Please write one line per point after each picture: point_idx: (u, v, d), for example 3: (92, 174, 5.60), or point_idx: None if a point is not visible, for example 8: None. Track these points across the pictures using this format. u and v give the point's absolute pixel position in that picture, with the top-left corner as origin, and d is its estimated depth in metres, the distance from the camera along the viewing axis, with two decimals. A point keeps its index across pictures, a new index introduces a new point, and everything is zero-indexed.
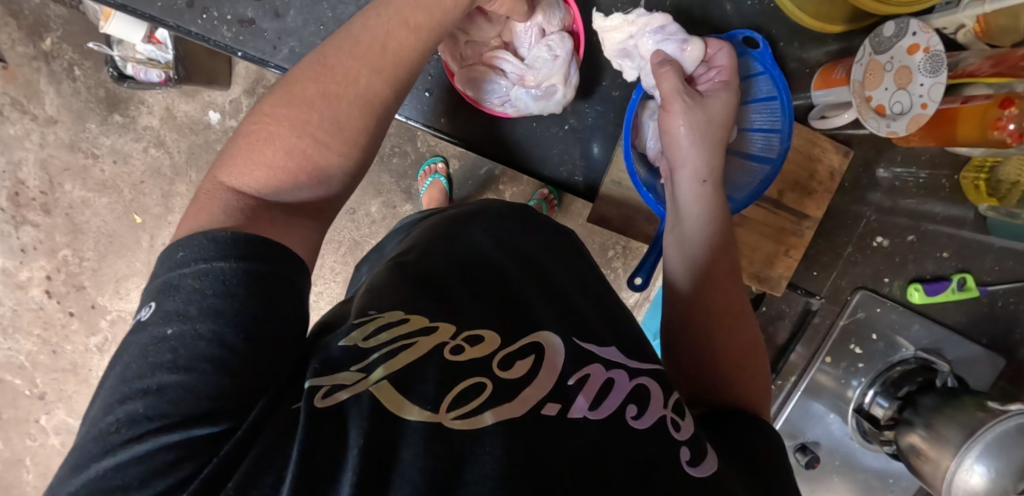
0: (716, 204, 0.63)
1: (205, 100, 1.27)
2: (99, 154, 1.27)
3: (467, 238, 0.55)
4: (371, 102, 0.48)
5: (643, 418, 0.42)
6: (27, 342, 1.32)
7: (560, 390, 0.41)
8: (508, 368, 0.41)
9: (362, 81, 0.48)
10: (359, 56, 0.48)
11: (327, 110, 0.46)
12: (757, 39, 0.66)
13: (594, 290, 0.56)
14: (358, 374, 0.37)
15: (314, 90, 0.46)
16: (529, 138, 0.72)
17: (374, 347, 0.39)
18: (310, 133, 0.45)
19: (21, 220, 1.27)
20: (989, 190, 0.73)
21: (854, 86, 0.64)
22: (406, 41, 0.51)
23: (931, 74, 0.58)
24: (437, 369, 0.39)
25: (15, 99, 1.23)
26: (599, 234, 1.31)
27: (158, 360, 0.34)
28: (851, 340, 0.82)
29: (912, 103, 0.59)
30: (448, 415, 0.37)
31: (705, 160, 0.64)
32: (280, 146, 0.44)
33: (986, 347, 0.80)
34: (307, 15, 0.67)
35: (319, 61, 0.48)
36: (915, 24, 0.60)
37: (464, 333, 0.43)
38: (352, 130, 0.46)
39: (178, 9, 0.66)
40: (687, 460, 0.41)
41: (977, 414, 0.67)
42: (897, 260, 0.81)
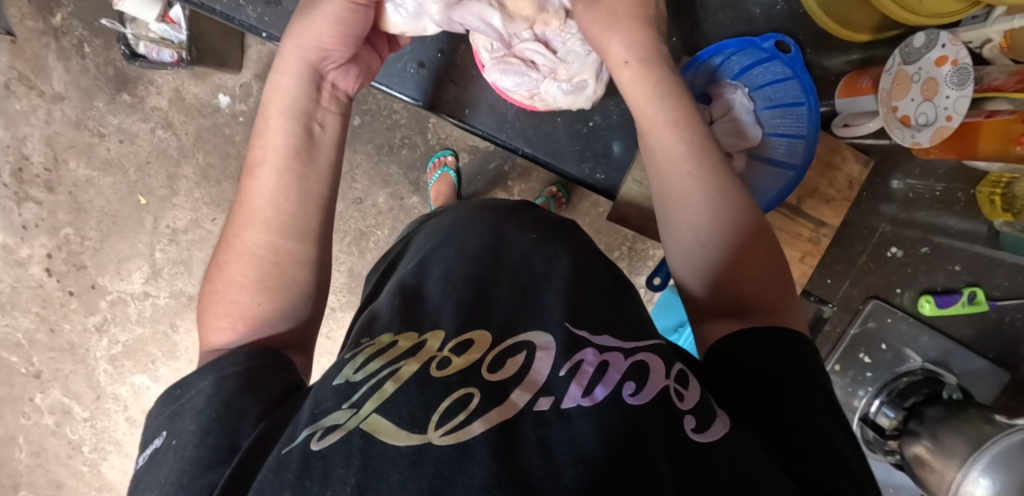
0: (650, 79, 0.57)
1: (214, 83, 1.26)
2: (105, 133, 1.25)
3: (460, 245, 0.55)
4: (259, 253, 0.50)
5: (642, 393, 0.41)
6: (25, 319, 1.30)
7: (551, 382, 0.42)
8: (495, 371, 0.42)
9: (242, 239, 0.50)
10: (242, 221, 0.51)
11: (227, 278, 0.49)
12: (790, 43, 0.67)
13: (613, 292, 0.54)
14: (349, 411, 0.39)
15: (226, 271, 0.50)
16: (552, 135, 0.72)
17: (362, 380, 0.41)
18: (228, 298, 0.49)
19: (23, 196, 1.26)
20: (1004, 205, 0.71)
21: (881, 95, 0.65)
22: (262, 182, 0.51)
23: (958, 86, 0.58)
24: (427, 391, 0.40)
25: (22, 73, 1.21)
26: (606, 234, 1.31)
27: (167, 461, 0.41)
28: (861, 349, 0.84)
29: (937, 114, 0.60)
30: (436, 432, 0.37)
31: (624, 38, 0.58)
32: (213, 314, 0.49)
33: (992, 362, 0.79)
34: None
35: (225, 244, 0.51)
36: (946, 35, 0.59)
37: (451, 344, 0.44)
38: (257, 281, 0.49)
39: None
40: (692, 427, 0.41)
41: (984, 428, 0.68)
42: (908, 270, 0.82)
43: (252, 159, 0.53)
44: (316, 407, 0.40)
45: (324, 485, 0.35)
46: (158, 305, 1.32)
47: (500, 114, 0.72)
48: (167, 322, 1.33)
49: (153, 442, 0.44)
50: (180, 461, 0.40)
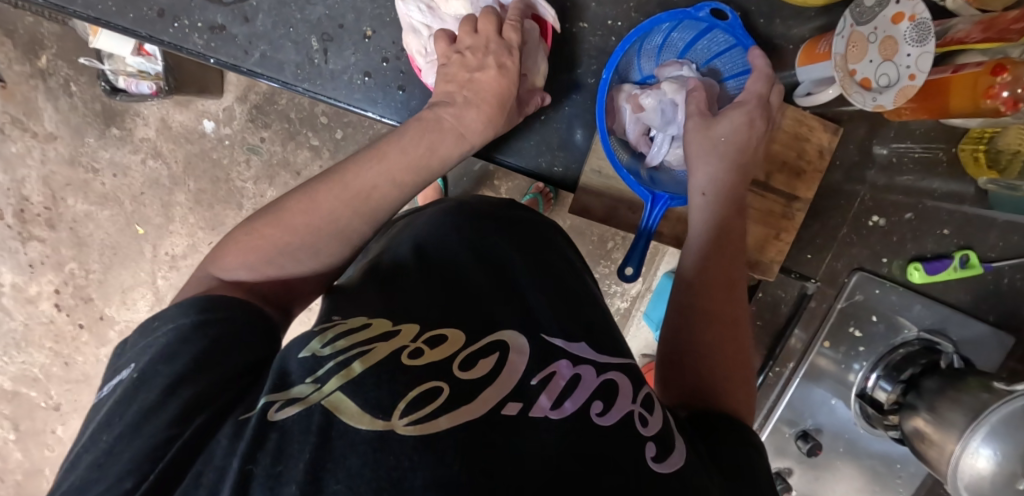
0: (721, 217, 0.63)
1: (199, 109, 1.28)
2: (98, 168, 1.28)
3: (440, 240, 0.54)
4: (346, 234, 0.54)
5: (610, 413, 0.42)
6: (40, 354, 1.34)
7: (521, 390, 0.41)
8: (468, 369, 0.41)
9: (342, 220, 0.54)
10: (352, 200, 0.54)
11: (303, 239, 0.52)
12: (726, 10, 0.65)
13: (568, 284, 0.55)
14: (313, 386, 0.37)
15: (303, 224, 0.52)
16: (509, 132, 0.70)
17: (329, 355, 0.39)
18: (288, 253, 0.51)
19: (27, 235, 1.30)
20: (988, 162, 0.70)
21: (836, 60, 0.60)
22: (390, 197, 0.56)
23: (919, 43, 0.57)
24: (391, 379, 0.38)
25: (14, 117, 1.25)
26: (597, 226, 1.30)
27: (124, 401, 0.37)
28: (850, 323, 0.78)
29: (899, 74, 0.58)
30: (400, 421, 0.36)
31: (712, 175, 0.65)
32: (261, 256, 0.50)
33: (993, 325, 0.79)
34: (276, 17, 0.66)
35: (312, 204, 0.53)
36: None
37: (426, 335, 0.43)
38: (326, 256, 0.53)
39: (149, 19, 0.65)
40: (653, 456, 0.40)
41: (982, 396, 0.65)
42: (895, 239, 0.77)
43: (392, 162, 0.57)
44: (281, 377, 0.38)
45: (280, 459, 0.33)
46: None
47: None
48: None
49: (117, 375, 0.41)
50: (140, 404, 0.36)
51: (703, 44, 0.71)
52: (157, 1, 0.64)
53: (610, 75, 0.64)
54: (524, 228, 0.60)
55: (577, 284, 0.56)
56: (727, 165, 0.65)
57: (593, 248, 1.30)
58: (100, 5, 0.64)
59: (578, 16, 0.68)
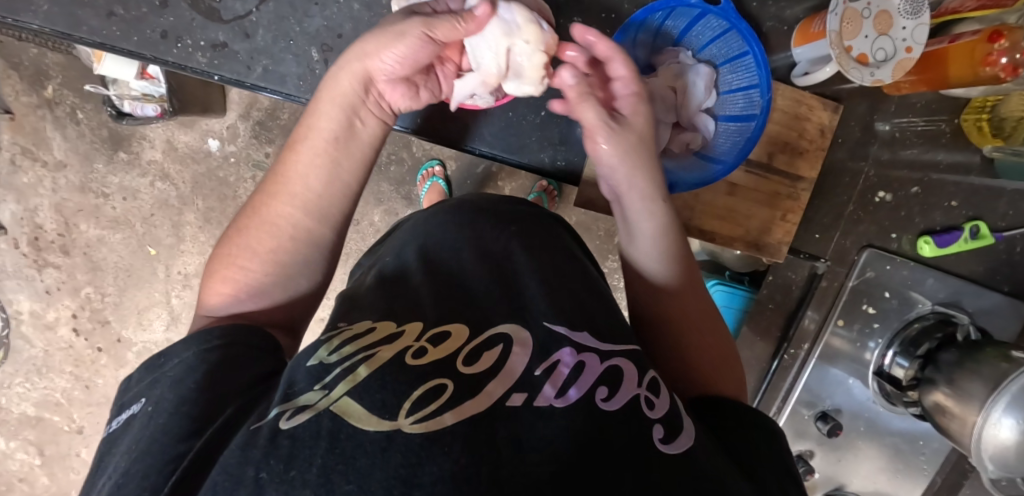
0: (666, 215, 0.62)
1: (203, 128, 1.28)
2: (108, 193, 1.30)
3: (445, 245, 0.54)
4: (283, 229, 0.54)
5: (615, 398, 0.42)
6: (60, 379, 1.37)
7: (527, 380, 0.41)
8: (470, 364, 0.42)
9: (269, 213, 0.54)
10: (273, 195, 0.55)
11: (243, 244, 0.53)
12: None
13: (567, 274, 0.54)
14: (320, 393, 0.38)
15: (246, 238, 0.54)
16: (509, 130, 0.71)
17: (336, 362, 0.41)
18: (237, 266, 0.52)
19: (42, 262, 1.32)
20: (992, 130, 0.71)
21: (832, 36, 0.59)
22: (296, 167, 0.56)
23: (913, 16, 0.59)
24: (394, 379, 0.39)
25: (25, 147, 1.27)
26: (603, 220, 1.30)
27: (140, 429, 0.39)
28: (863, 300, 0.78)
29: (897, 48, 0.60)
30: (406, 420, 0.36)
31: (647, 177, 0.62)
32: (222, 276, 0.52)
33: (1008, 294, 0.78)
34: (276, 31, 0.67)
35: (248, 210, 0.55)
36: None
37: (429, 333, 0.44)
38: (270, 255, 0.53)
39: (153, 41, 0.65)
40: (660, 437, 0.41)
41: (1001, 366, 0.65)
42: (903, 214, 0.76)
43: (294, 137, 0.58)
44: (288, 387, 0.39)
45: (291, 464, 0.33)
46: None
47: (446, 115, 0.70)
48: None
49: (126, 410, 0.42)
50: (154, 428, 0.38)
51: (698, 30, 0.70)
52: (160, 23, 0.65)
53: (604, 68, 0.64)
54: (526, 223, 0.59)
55: (581, 274, 0.56)
56: (647, 159, 0.62)
57: (599, 242, 1.30)
58: (105, 30, 0.65)
59: (570, 11, 0.69)
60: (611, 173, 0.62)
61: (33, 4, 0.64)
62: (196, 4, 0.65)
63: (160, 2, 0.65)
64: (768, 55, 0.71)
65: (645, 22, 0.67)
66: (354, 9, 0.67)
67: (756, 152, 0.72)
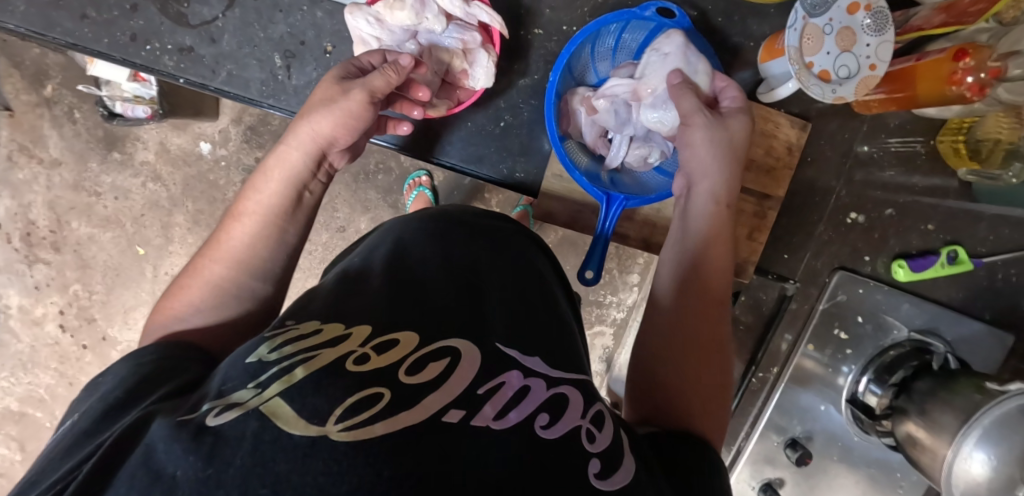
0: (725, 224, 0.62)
1: (195, 132, 1.30)
2: (101, 192, 1.32)
3: (411, 253, 0.53)
4: (222, 286, 0.55)
5: (553, 428, 0.40)
6: (45, 375, 1.38)
7: (466, 397, 0.40)
8: (414, 374, 0.40)
9: (209, 271, 0.56)
10: (212, 254, 0.57)
11: (183, 300, 0.54)
12: (673, 8, 0.65)
13: (528, 293, 0.54)
14: (253, 391, 0.37)
15: (184, 293, 0.55)
16: (468, 139, 0.71)
17: (275, 361, 0.40)
18: (176, 316, 0.54)
19: (34, 258, 1.34)
20: (969, 153, 0.69)
21: (791, 53, 0.59)
22: (238, 231, 0.58)
23: (878, 32, 0.58)
24: (331, 384, 0.38)
25: (22, 145, 1.30)
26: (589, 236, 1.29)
27: (59, 439, 0.40)
28: (835, 324, 0.75)
29: (861, 64, 0.59)
30: (335, 426, 0.35)
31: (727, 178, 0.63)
32: (158, 325, 0.53)
33: (989, 323, 0.75)
34: (242, 37, 0.67)
35: (190, 270, 0.57)
36: None
37: (376, 340, 0.42)
38: (210, 308, 0.54)
39: (122, 43, 0.66)
40: (596, 473, 0.39)
41: (974, 397, 0.61)
42: (877, 235, 0.74)
43: (240, 207, 0.60)
44: (222, 384, 0.39)
45: (210, 462, 0.32)
46: None
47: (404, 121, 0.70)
48: None
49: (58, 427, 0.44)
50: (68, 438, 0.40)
51: None
52: (129, 26, 0.66)
53: (558, 76, 0.65)
54: (495, 238, 0.58)
55: (537, 292, 0.55)
56: (733, 163, 0.63)
57: None
58: (77, 31, 0.66)
59: (532, 23, 0.69)
60: (693, 151, 0.63)
61: (8, 5, 0.65)
62: (164, 9, 0.66)
63: (131, 5, 0.66)
64: (734, 71, 0.70)
65: (603, 34, 0.68)
66: (316, 17, 0.68)
67: None
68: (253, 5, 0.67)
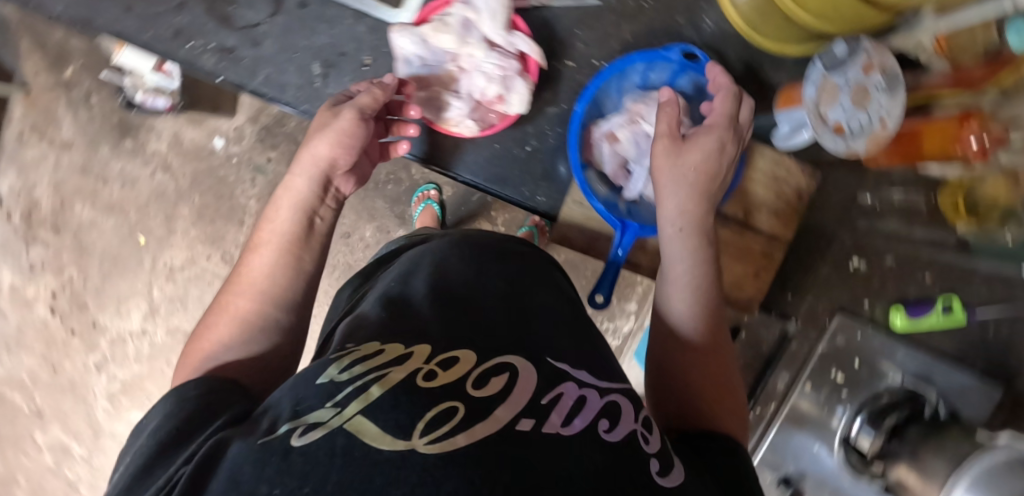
0: (702, 243, 0.63)
1: (211, 127, 1.30)
2: (108, 178, 1.32)
3: (450, 277, 0.55)
4: (248, 319, 0.56)
5: (615, 430, 0.42)
6: (29, 358, 1.38)
7: (533, 407, 0.41)
8: (480, 387, 0.42)
9: (232, 307, 0.57)
10: (235, 289, 0.58)
11: (211, 338, 0.55)
12: (697, 52, 0.70)
13: (572, 319, 0.56)
14: (333, 410, 0.38)
15: (213, 332, 0.56)
16: (493, 159, 0.73)
17: (347, 380, 0.41)
18: (208, 353, 0.54)
19: (32, 239, 1.34)
20: (967, 208, 0.68)
21: (809, 105, 0.63)
22: (256, 264, 0.59)
23: (889, 93, 0.61)
24: (408, 400, 0.39)
25: (35, 125, 1.31)
26: (591, 261, 1.32)
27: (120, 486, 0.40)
28: (832, 366, 0.79)
29: (871, 121, 0.61)
30: (420, 440, 0.36)
31: (685, 199, 0.64)
32: (190, 367, 0.54)
33: (982, 374, 0.71)
34: (284, 43, 0.69)
35: (215, 310, 0.58)
36: (867, 44, 0.61)
37: (438, 357, 0.44)
38: (240, 342, 0.55)
39: (165, 37, 0.68)
40: (657, 470, 0.41)
41: (963, 445, 0.63)
42: (875, 281, 0.80)
43: (257, 240, 0.62)
44: (297, 404, 0.40)
45: (305, 480, 0.33)
46: (155, 343, 1.37)
47: (438, 140, 0.73)
48: (164, 360, 1.38)
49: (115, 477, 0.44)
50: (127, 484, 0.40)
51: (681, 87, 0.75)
52: (174, 22, 0.68)
53: (584, 106, 0.69)
54: (529, 265, 0.61)
55: (574, 315, 0.57)
56: (698, 189, 0.65)
57: (585, 283, 1.31)
58: (122, 22, 0.68)
59: (564, 54, 0.72)
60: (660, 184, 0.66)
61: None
62: (211, 10, 0.68)
63: (178, 3, 0.68)
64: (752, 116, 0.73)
65: (628, 72, 0.72)
66: (358, 31, 0.70)
67: (733, 207, 0.73)
68: (298, 14, 0.69)
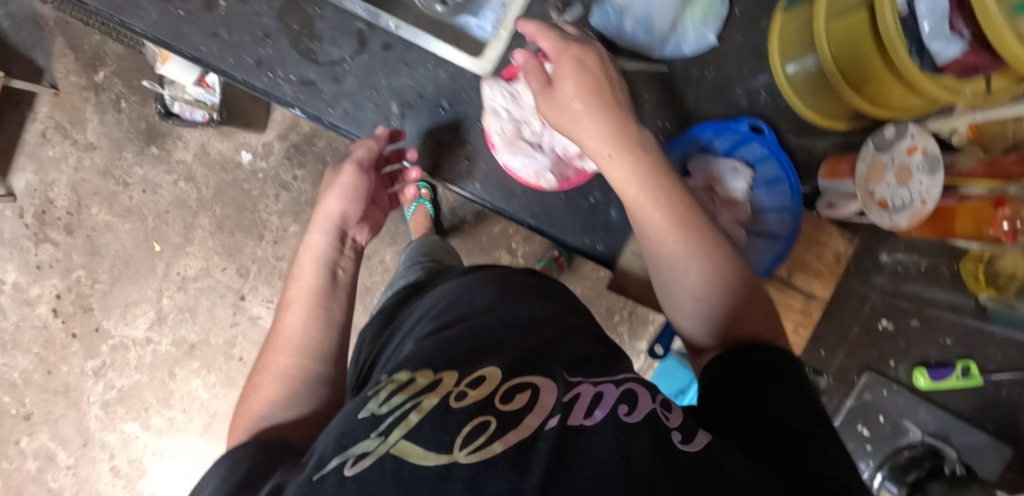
0: (652, 183, 0.60)
1: (239, 140, 1.30)
2: (129, 182, 1.31)
3: (471, 308, 0.58)
4: (289, 374, 0.60)
5: (635, 413, 0.44)
6: (24, 359, 1.35)
7: (560, 406, 0.43)
8: (508, 402, 0.44)
9: (271, 364, 0.61)
10: (275, 348, 0.62)
11: (256, 396, 0.59)
12: (763, 126, 0.72)
13: (584, 328, 0.57)
14: (377, 440, 0.40)
15: (258, 389, 0.60)
16: (554, 207, 0.73)
17: (387, 412, 0.43)
18: (254, 409, 0.58)
19: (43, 237, 1.32)
20: (987, 281, 0.71)
21: (858, 181, 0.68)
22: (290, 318, 0.64)
23: (930, 173, 0.63)
24: (448, 419, 0.41)
25: (60, 124, 1.30)
26: (607, 298, 1.34)
27: None
28: (860, 420, 0.87)
29: (912, 198, 0.63)
30: (461, 451, 0.39)
31: (615, 142, 0.60)
32: (240, 424, 0.58)
33: (995, 436, 0.76)
34: (364, 81, 0.71)
35: (256, 369, 0.62)
36: (914, 127, 0.65)
37: (467, 379, 0.46)
38: (284, 396, 0.59)
39: (248, 67, 0.70)
40: (679, 439, 0.43)
41: None
42: (900, 343, 0.84)
43: (289, 295, 0.65)
44: (342, 435, 0.42)
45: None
46: (158, 352, 1.34)
47: (508, 187, 0.73)
48: (165, 370, 1.34)
49: None
50: None
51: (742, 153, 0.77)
52: (259, 52, 0.70)
53: None
54: (545, 291, 0.63)
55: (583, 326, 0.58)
56: (616, 124, 0.60)
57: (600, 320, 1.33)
58: (206, 47, 0.69)
59: None
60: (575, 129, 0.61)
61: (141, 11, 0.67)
62: (296, 43, 0.70)
63: (263, 33, 0.70)
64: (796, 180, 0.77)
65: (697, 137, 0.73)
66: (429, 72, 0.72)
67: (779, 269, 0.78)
68: (380, 55, 0.70)
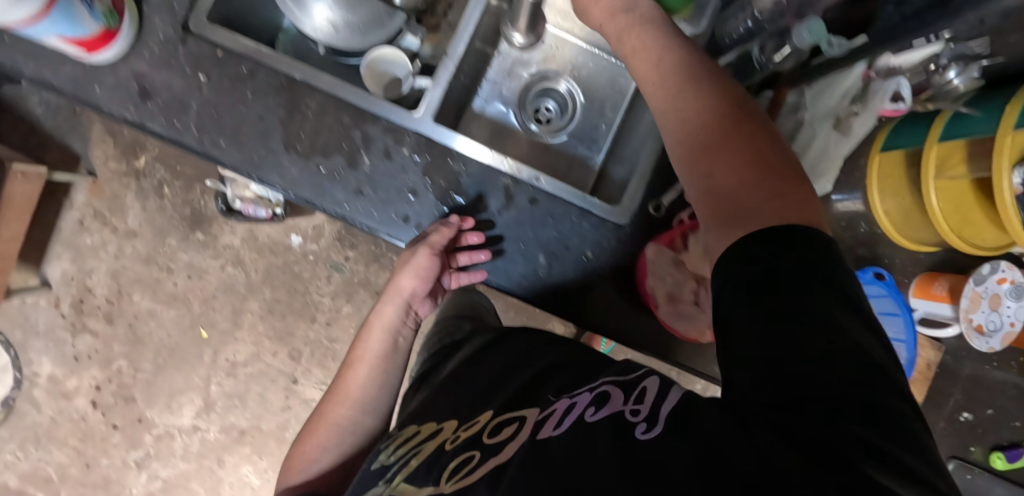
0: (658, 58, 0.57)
1: (288, 224, 1.28)
2: (174, 269, 1.28)
3: (486, 364, 0.69)
4: (340, 425, 0.73)
5: (600, 412, 0.48)
6: (60, 453, 1.29)
7: (536, 427, 0.51)
8: (495, 435, 0.54)
9: (331, 413, 0.74)
10: (336, 398, 0.74)
11: (314, 441, 0.73)
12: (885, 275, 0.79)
13: (577, 357, 0.63)
14: (387, 483, 0.58)
15: (316, 434, 0.73)
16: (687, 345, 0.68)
17: (394, 459, 0.61)
18: (316, 451, 0.72)
19: (81, 327, 1.28)
20: None
21: (962, 311, 0.79)
22: (354, 375, 0.74)
23: (1017, 300, 0.78)
24: (439, 459, 0.55)
25: (98, 211, 1.26)
26: (657, 364, 1.38)
27: None
28: None
29: (1004, 322, 0.79)
30: (445, 482, 0.52)
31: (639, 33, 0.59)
32: (302, 458, 0.72)
33: None
34: (513, 232, 0.67)
35: (318, 414, 0.75)
36: (1004, 262, 0.78)
37: (460, 424, 0.60)
38: (332, 446, 0.72)
39: (396, 223, 0.66)
40: (643, 430, 0.44)
41: None
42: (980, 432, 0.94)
43: (354, 355, 0.75)
44: (366, 481, 0.62)
45: None
46: (206, 440, 1.31)
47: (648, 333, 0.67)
48: (214, 457, 1.31)
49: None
50: None
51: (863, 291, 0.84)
52: (404, 207, 0.66)
53: None
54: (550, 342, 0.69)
55: (579, 355, 0.63)
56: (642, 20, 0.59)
57: None
58: (349, 204, 0.65)
59: None
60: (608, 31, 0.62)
61: (280, 167, 0.65)
62: (443, 198, 0.66)
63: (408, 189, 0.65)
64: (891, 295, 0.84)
65: None
66: None
67: None
68: (529, 210, 0.66)
